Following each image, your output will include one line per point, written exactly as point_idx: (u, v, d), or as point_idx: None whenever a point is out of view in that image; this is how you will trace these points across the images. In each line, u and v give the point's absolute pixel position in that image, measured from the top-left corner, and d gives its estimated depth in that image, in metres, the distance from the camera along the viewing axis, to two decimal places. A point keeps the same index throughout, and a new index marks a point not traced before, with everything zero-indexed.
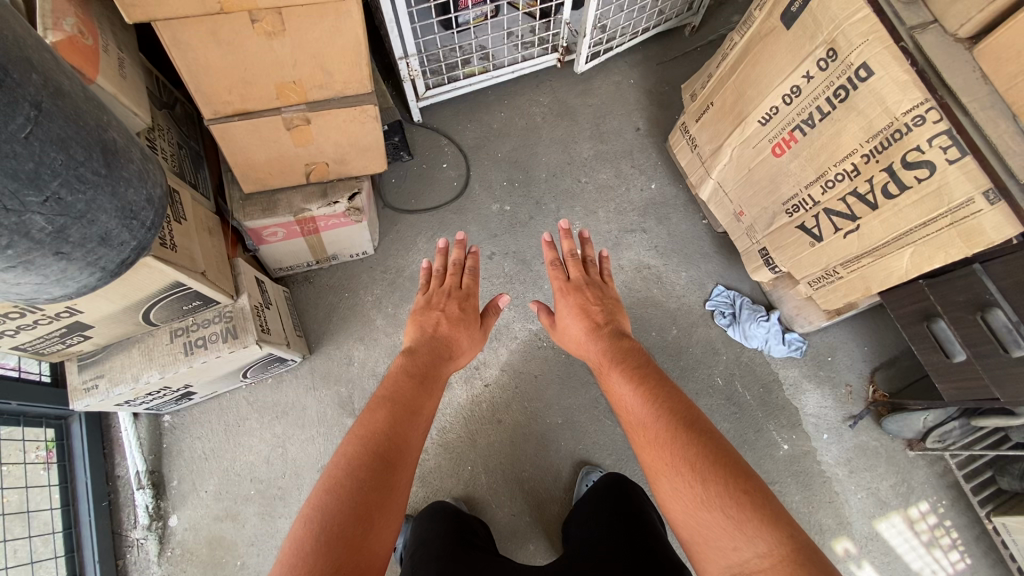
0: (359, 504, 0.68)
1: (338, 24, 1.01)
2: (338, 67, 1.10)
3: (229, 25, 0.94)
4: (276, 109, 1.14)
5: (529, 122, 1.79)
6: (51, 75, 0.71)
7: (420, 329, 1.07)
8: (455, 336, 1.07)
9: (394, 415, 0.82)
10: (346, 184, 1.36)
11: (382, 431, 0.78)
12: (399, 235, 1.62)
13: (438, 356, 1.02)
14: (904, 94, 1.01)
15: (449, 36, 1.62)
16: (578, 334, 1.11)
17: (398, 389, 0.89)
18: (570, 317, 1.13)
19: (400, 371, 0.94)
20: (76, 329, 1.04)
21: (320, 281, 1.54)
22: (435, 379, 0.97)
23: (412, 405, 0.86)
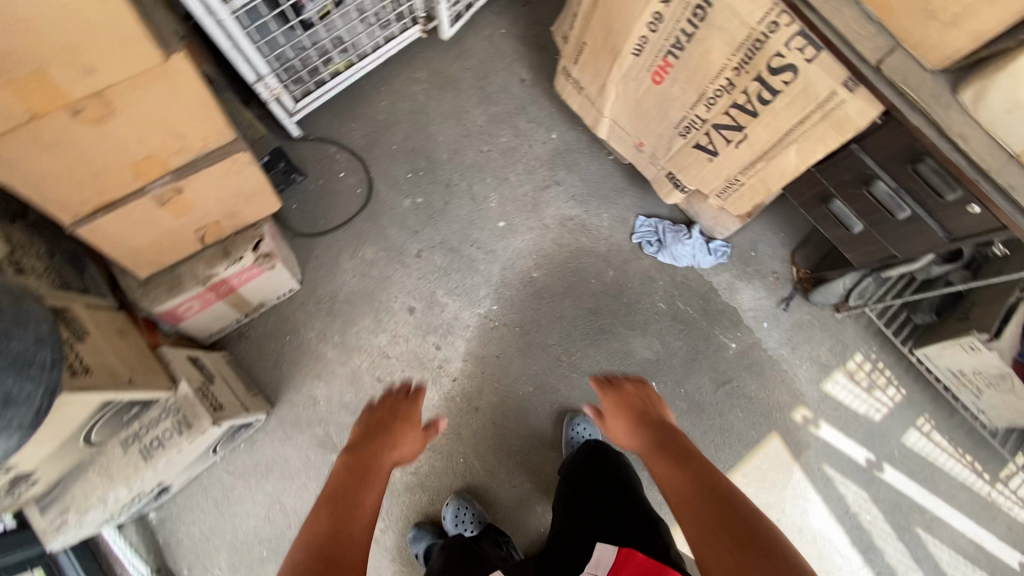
0: None
1: (171, 85, 0.92)
2: (190, 127, 1.01)
3: (49, 127, 0.84)
4: (139, 189, 1.04)
5: (414, 104, 1.71)
6: None
7: (358, 434, 1.06)
8: (397, 435, 1.07)
9: (332, 517, 0.84)
10: (246, 236, 1.29)
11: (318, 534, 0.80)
12: (320, 261, 1.57)
13: (383, 451, 1.02)
14: (755, 3, 1.03)
15: None
16: (613, 416, 1.05)
17: (338, 488, 0.90)
18: (610, 414, 1.05)
19: (338, 473, 0.95)
20: (20, 479, 1.00)
21: (257, 332, 1.50)
22: (378, 473, 0.97)
23: (353, 505, 0.87)
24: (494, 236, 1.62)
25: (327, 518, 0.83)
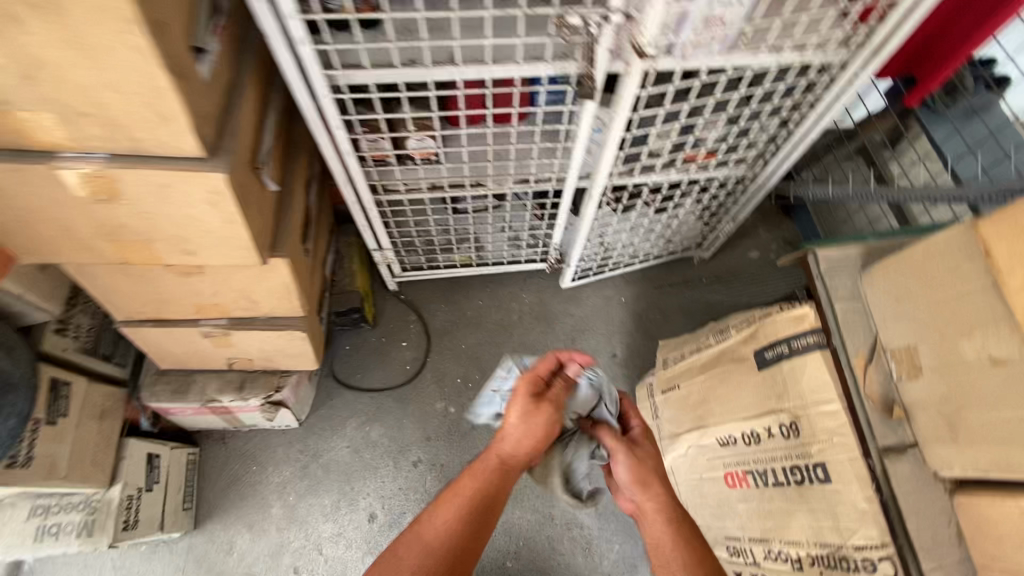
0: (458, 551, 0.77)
1: (262, 272, 0.96)
2: (263, 298, 1.04)
3: (140, 271, 0.90)
4: (195, 321, 1.08)
5: (505, 317, 1.69)
6: None
7: (505, 447, 0.87)
8: (543, 431, 0.89)
9: (416, 533, 0.79)
10: (268, 380, 1.29)
11: (462, 511, 0.80)
12: (330, 411, 1.55)
13: (511, 468, 0.87)
14: (862, 524, 0.86)
15: (447, 227, 1.49)
16: (530, 387, 0.93)
17: (453, 541, 0.78)
18: (523, 391, 0.93)
19: (452, 498, 0.82)
20: None
21: (234, 445, 1.50)
22: (478, 475, 0.84)
23: (498, 499, 0.83)
24: None
25: (460, 517, 0.80)
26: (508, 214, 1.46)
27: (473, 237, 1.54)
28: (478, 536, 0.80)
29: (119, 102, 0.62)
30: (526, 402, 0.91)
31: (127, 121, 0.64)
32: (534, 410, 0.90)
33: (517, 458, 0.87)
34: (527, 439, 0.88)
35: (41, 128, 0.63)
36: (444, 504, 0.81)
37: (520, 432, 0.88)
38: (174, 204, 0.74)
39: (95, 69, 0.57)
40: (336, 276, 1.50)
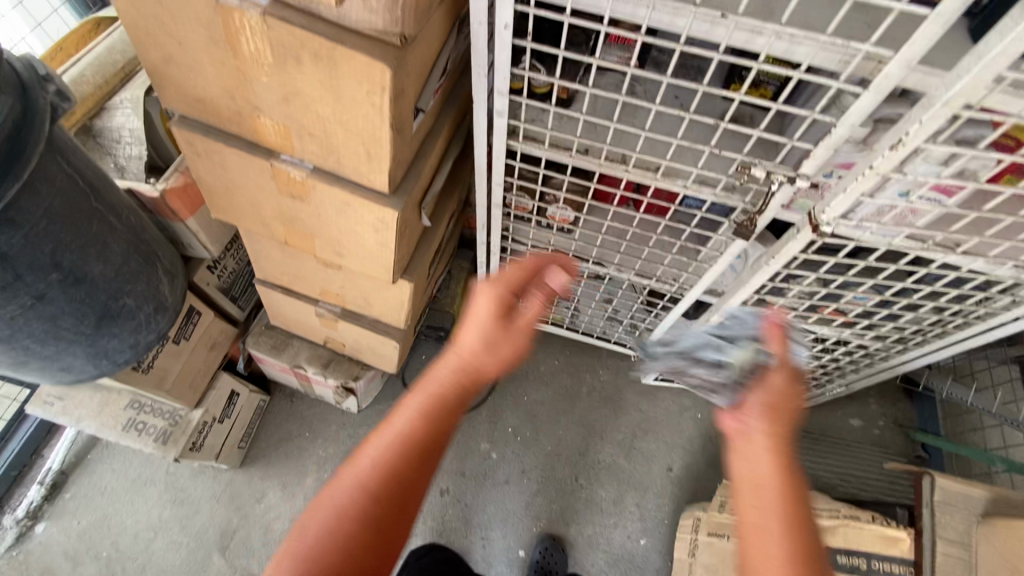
0: (387, 500, 0.56)
1: (388, 286, 1.04)
2: (378, 303, 1.13)
3: (293, 251, 1.02)
4: (314, 300, 1.19)
5: (575, 386, 1.69)
6: (78, 266, 0.80)
7: (458, 360, 0.66)
8: (494, 343, 0.66)
9: (351, 488, 0.56)
10: (350, 367, 1.38)
11: (399, 444, 0.59)
12: (387, 410, 1.62)
13: (468, 396, 0.65)
14: None
15: None
16: (495, 287, 0.70)
17: (388, 488, 0.57)
18: (488, 289, 0.69)
19: (381, 433, 0.60)
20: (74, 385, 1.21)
21: (298, 406, 1.61)
22: (418, 391, 0.63)
23: (450, 425, 0.62)
24: (506, 552, 1.48)
25: (398, 437, 0.59)
26: (617, 298, 1.47)
27: (575, 304, 1.56)
28: (433, 476, 0.60)
29: (344, 135, 0.71)
30: (488, 286, 0.69)
31: (343, 150, 0.74)
32: (491, 299, 0.69)
33: (477, 352, 0.66)
34: (475, 342, 0.66)
35: (276, 133, 0.75)
36: (375, 438, 0.60)
37: (494, 352, 0.67)
38: (348, 218, 0.84)
39: (340, 109, 0.67)
40: (439, 293, 1.58)
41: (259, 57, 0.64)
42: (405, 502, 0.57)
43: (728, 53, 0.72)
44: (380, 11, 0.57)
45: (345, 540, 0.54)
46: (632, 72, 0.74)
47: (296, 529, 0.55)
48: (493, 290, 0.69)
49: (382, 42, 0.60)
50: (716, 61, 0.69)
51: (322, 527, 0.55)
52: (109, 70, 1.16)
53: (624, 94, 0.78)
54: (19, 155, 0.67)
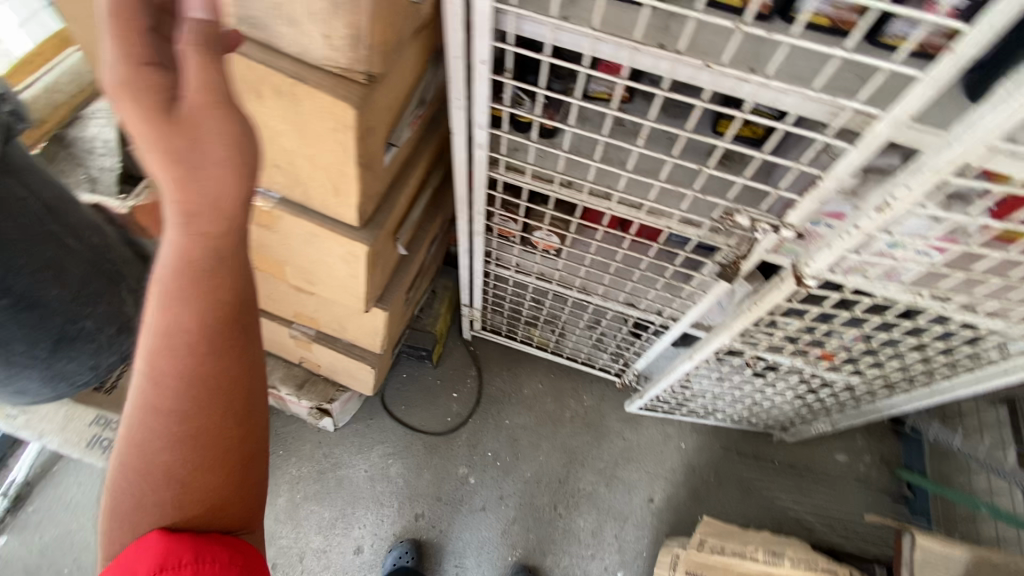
0: (198, 447, 0.53)
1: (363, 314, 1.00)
2: (353, 328, 1.09)
3: (264, 275, 0.98)
4: (288, 322, 1.16)
5: (559, 411, 1.65)
6: (31, 292, 0.76)
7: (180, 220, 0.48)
8: (224, 181, 0.47)
9: (146, 419, 0.52)
10: (326, 389, 1.34)
11: (171, 351, 0.52)
12: (365, 429, 1.58)
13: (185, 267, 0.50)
14: None
15: (538, 311, 1.50)
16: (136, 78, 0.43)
17: (190, 405, 0.53)
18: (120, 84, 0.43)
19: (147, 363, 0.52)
20: (67, 405, 1.21)
21: (274, 422, 1.57)
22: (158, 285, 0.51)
23: (217, 308, 0.52)
24: None
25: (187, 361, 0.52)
26: (602, 325, 1.44)
27: (561, 329, 1.54)
28: (243, 375, 0.56)
29: (310, 169, 0.68)
30: (117, 45, 0.42)
31: (311, 183, 0.71)
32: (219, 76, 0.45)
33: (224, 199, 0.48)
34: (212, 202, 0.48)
35: None
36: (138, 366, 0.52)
37: (214, 179, 0.46)
38: (318, 248, 0.81)
39: (305, 144, 0.64)
40: (422, 312, 1.54)
41: None
42: (225, 414, 0.55)
43: (714, 98, 0.69)
44: (344, 50, 0.54)
45: (167, 461, 0.53)
46: (612, 114, 0.72)
47: (117, 468, 0.54)
48: (196, 47, 0.43)
49: (346, 80, 0.57)
50: (697, 107, 0.67)
51: (132, 463, 0.53)
52: (86, 77, 1.14)
53: (604, 135, 0.76)
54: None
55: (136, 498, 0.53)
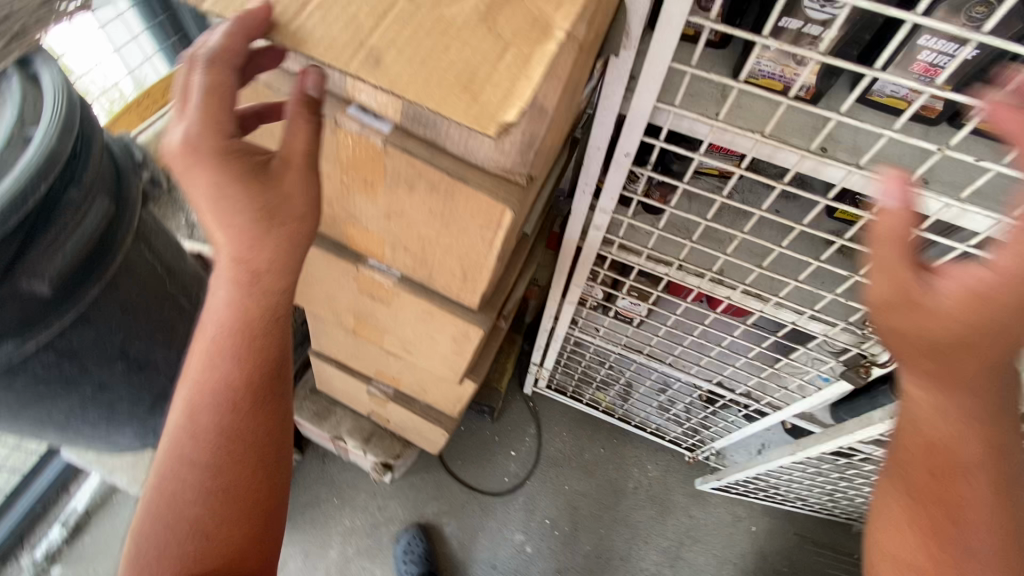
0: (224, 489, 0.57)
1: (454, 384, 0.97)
2: (436, 393, 1.06)
3: (357, 338, 0.96)
4: (367, 379, 1.13)
5: (621, 480, 1.57)
6: (144, 355, 0.74)
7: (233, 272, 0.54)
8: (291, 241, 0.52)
9: (180, 462, 0.57)
10: (392, 444, 1.31)
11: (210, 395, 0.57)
12: (421, 483, 1.53)
13: (232, 317, 0.56)
14: None
15: (612, 378, 1.45)
16: (215, 153, 0.46)
17: (225, 444, 0.57)
18: (200, 152, 0.45)
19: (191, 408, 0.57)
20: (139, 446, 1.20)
21: (330, 468, 1.54)
22: (205, 339, 0.57)
23: (264, 359, 0.58)
24: None
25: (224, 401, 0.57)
26: (682, 400, 1.37)
27: (634, 397, 1.47)
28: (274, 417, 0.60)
29: (442, 255, 0.66)
30: (201, 108, 0.44)
31: (438, 266, 0.69)
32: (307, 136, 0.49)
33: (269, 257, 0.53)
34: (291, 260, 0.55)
35: (368, 241, 0.70)
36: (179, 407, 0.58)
37: (277, 238, 0.51)
38: (427, 325, 0.79)
39: (445, 233, 0.62)
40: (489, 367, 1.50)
41: (370, 178, 0.59)
42: (253, 458, 0.59)
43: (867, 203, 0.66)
44: (512, 154, 0.52)
45: (195, 502, 0.57)
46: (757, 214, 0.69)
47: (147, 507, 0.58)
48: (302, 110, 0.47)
49: (506, 181, 0.55)
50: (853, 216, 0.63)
51: (162, 507, 0.57)
52: None
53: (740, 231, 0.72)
54: (106, 254, 0.61)
55: (159, 544, 0.55)
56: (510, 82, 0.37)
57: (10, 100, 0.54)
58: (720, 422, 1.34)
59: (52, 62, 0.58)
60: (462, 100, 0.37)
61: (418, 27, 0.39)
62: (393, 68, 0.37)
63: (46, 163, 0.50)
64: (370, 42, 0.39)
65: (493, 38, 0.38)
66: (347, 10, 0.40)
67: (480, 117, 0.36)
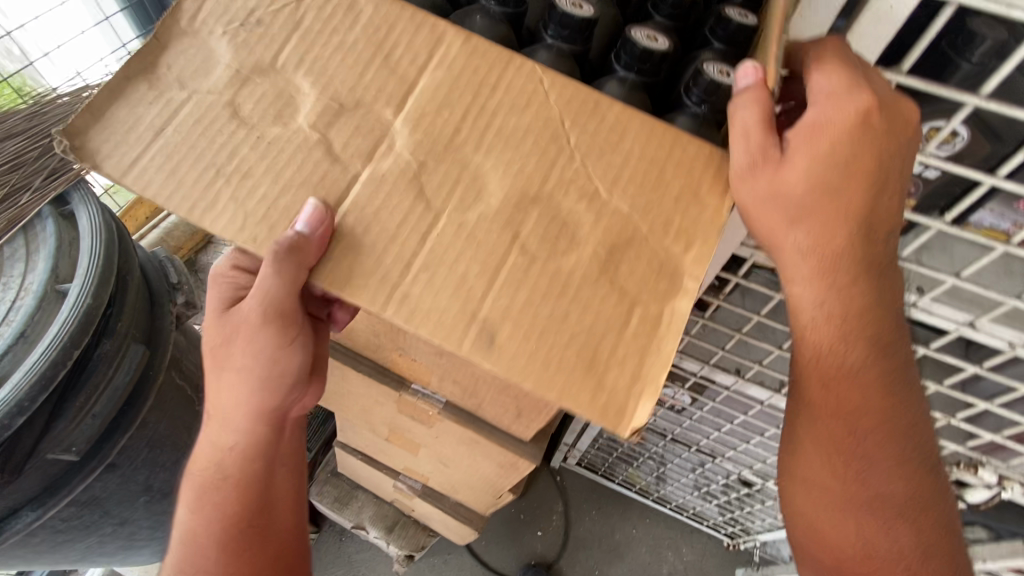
0: None
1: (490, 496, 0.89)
2: (468, 497, 0.99)
3: (391, 445, 0.90)
4: (395, 474, 1.06)
5: (655, 566, 1.47)
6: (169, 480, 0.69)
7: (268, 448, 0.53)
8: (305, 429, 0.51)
9: None
10: (416, 535, 1.23)
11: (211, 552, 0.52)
12: (442, 567, 1.44)
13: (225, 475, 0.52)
14: None
15: (649, 462, 1.38)
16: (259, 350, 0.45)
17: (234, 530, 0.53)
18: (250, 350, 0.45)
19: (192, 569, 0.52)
20: None
21: (347, 548, 1.45)
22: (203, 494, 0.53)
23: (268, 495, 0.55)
24: None
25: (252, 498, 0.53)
26: (726, 493, 1.30)
27: (671, 482, 1.40)
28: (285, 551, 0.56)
29: (496, 392, 0.61)
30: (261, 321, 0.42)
31: (491, 401, 0.63)
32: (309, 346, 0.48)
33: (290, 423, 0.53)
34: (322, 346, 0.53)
35: (413, 370, 0.64)
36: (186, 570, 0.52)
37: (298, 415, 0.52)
38: (472, 451, 0.73)
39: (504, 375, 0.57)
40: None
41: None
42: None
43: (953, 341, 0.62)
44: None
45: None
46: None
47: None
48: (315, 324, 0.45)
49: None
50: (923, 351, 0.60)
51: None
52: None
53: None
54: (135, 397, 0.60)
55: None
56: (636, 359, 0.32)
57: (47, 253, 0.55)
58: (769, 517, 1.27)
59: (88, 203, 0.59)
60: (586, 387, 0.31)
61: (533, 289, 0.32)
62: (516, 350, 0.31)
63: (80, 323, 0.50)
64: (483, 311, 0.31)
65: (618, 295, 0.32)
66: (453, 264, 0.32)
67: (607, 409, 0.31)
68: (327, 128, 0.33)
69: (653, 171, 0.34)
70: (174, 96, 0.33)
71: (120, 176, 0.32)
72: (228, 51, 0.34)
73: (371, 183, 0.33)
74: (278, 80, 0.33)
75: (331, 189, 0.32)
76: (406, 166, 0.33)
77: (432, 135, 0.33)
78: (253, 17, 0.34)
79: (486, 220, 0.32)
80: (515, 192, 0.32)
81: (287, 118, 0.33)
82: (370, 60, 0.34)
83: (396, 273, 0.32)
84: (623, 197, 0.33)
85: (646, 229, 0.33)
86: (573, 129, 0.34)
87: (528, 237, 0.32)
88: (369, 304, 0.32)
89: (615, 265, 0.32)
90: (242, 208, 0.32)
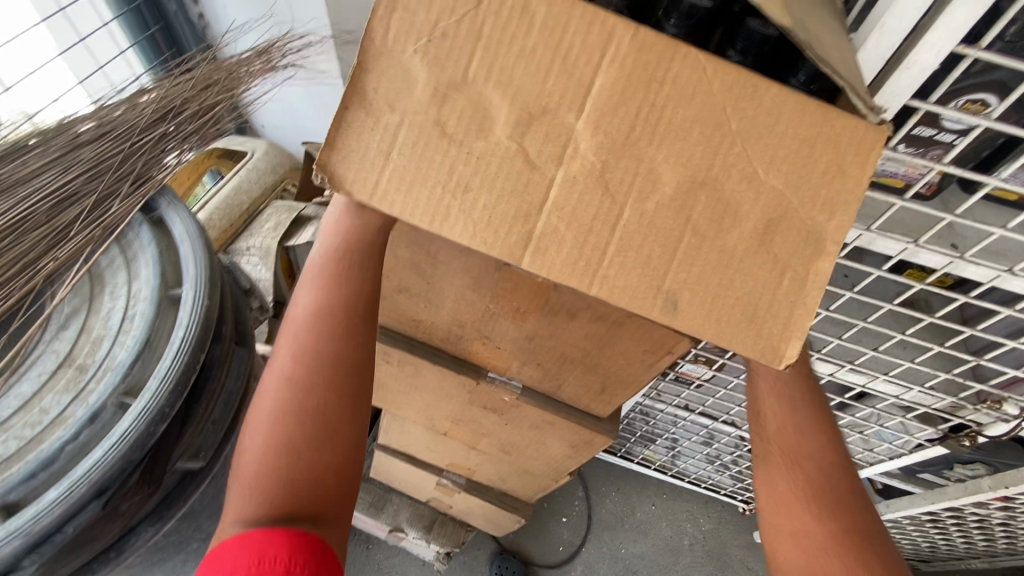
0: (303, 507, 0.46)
1: (546, 479, 0.92)
2: (515, 484, 1.01)
3: (446, 439, 0.90)
4: (439, 470, 1.06)
5: (675, 538, 1.54)
6: None
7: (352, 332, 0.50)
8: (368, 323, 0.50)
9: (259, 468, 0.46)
10: (455, 531, 1.23)
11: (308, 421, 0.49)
12: (472, 563, 1.45)
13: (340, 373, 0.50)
14: None
15: (673, 442, 1.42)
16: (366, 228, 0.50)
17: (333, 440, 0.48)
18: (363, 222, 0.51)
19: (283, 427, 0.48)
20: None
21: (376, 556, 1.43)
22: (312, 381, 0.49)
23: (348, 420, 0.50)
24: None
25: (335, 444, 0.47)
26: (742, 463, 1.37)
27: (689, 457, 1.46)
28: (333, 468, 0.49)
29: (582, 372, 0.64)
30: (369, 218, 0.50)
31: (573, 381, 0.66)
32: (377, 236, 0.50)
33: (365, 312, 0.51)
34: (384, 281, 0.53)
35: (495, 358, 0.67)
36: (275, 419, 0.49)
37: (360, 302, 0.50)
38: (544, 433, 0.75)
39: (596, 354, 0.60)
40: None
41: (524, 307, 0.56)
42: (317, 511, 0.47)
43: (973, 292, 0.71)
44: None
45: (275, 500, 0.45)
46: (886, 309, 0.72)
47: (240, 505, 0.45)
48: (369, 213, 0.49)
49: None
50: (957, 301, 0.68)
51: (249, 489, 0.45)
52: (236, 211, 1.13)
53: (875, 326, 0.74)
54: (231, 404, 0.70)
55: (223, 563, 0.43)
56: (787, 309, 0.36)
57: (149, 261, 0.67)
58: None
59: (174, 210, 0.72)
60: (748, 333, 0.37)
61: (705, 263, 0.36)
62: (697, 313, 0.36)
63: (201, 330, 0.63)
64: (666, 284, 0.36)
65: (774, 262, 0.36)
66: (638, 249, 0.36)
67: (765, 350, 0.37)
68: (521, 138, 0.35)
69: (806, 146, 0.34)
70: (387, 121, 0.35)
71: (362, 198, 0.36)
72: (422, 70, 0.34)
73: (565, 185, 0.35)
74: (470, 94, 0.34)
75: (534, 193, 0.35)
76: (591, 164, 0.35)
77: (611, 133, 0.35)
78: (439, 29, 0.34)
79: (663, 207, 0.35)
80: (687, 178, 0.35)
81: (485, 130, 0.35)
82: (549, 65, 0.34)
83: (594, 259, 0.36)
84: (780, 175, 0.35)
85: (799, 202, 0.35)
86: (735, 114, 0.34)
87: (699, 218, 0.35)
88: (574, 286, 0.37)
89: (774, 235, 0.35)
90: (468, 218, 0.36)
